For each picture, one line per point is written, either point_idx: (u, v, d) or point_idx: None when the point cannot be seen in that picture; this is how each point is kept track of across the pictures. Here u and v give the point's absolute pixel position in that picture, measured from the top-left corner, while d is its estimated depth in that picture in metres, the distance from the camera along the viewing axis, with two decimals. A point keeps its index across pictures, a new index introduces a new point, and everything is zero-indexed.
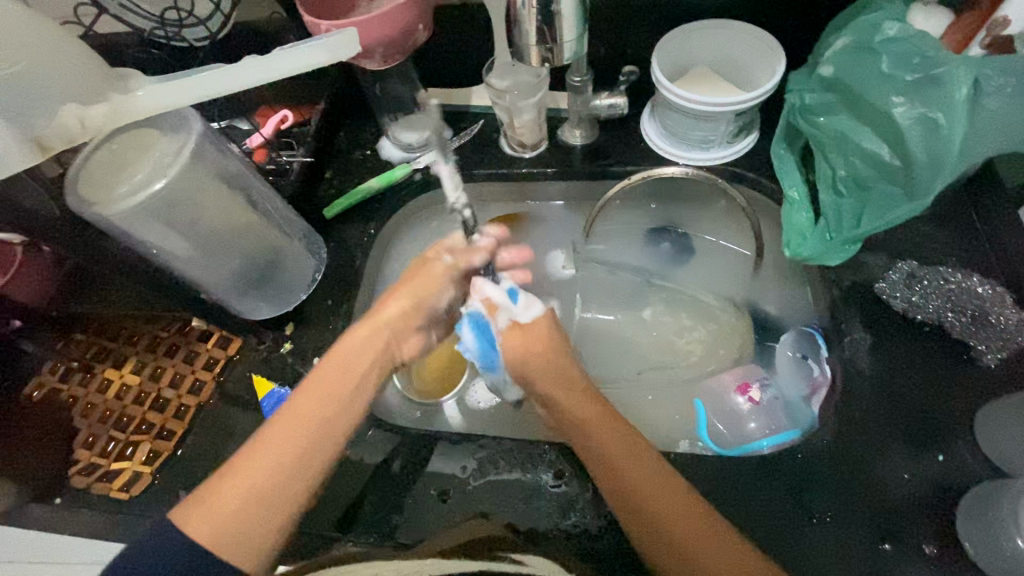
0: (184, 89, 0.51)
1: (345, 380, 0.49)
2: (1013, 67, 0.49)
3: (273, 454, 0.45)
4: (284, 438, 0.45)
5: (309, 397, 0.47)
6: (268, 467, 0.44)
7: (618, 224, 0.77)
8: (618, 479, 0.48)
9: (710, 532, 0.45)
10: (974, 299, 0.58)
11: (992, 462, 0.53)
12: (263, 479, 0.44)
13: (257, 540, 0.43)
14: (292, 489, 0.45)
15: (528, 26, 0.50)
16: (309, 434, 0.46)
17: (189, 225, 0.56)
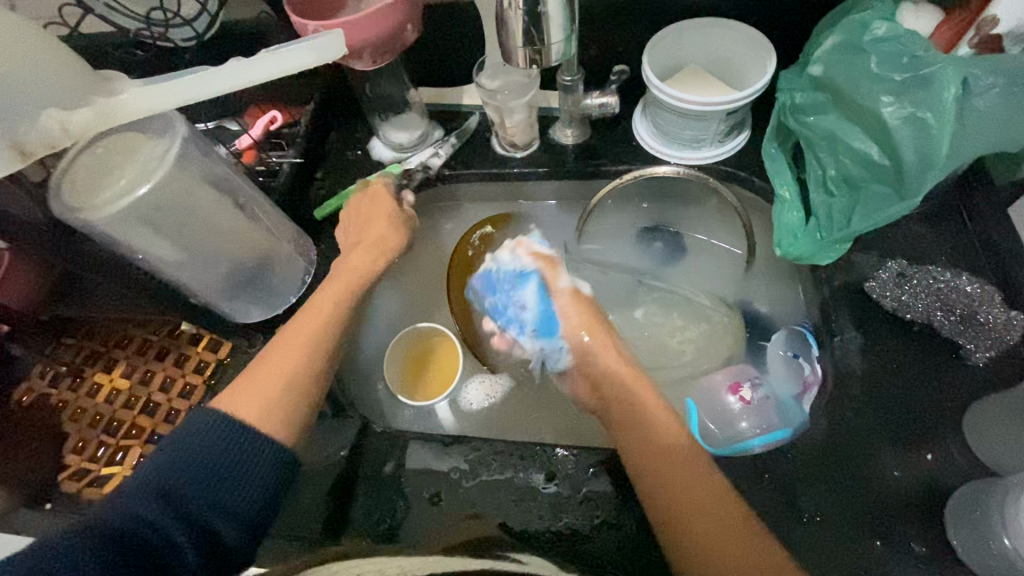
0: (168, 93, 0.50)
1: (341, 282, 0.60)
2: (999, 68, 0.50)
3: (287, 353, 0.54)
4: (295, 338, 0.55)
5: (321, 302, 0.58)
6: (281, 362, 0.53)
7: (613, 223, 0.77)
8: (640, 434, 0.52)
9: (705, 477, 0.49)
10: (963, 299, 0.58)
11: (981, 460, 0.53)
12: (279, 371, 0.52)
13: (284, 414, 0.51)
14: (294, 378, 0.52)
15: (515, 27, 0.50)
16: (321, 330, 0.56)
17: (177, 229, 0.56)
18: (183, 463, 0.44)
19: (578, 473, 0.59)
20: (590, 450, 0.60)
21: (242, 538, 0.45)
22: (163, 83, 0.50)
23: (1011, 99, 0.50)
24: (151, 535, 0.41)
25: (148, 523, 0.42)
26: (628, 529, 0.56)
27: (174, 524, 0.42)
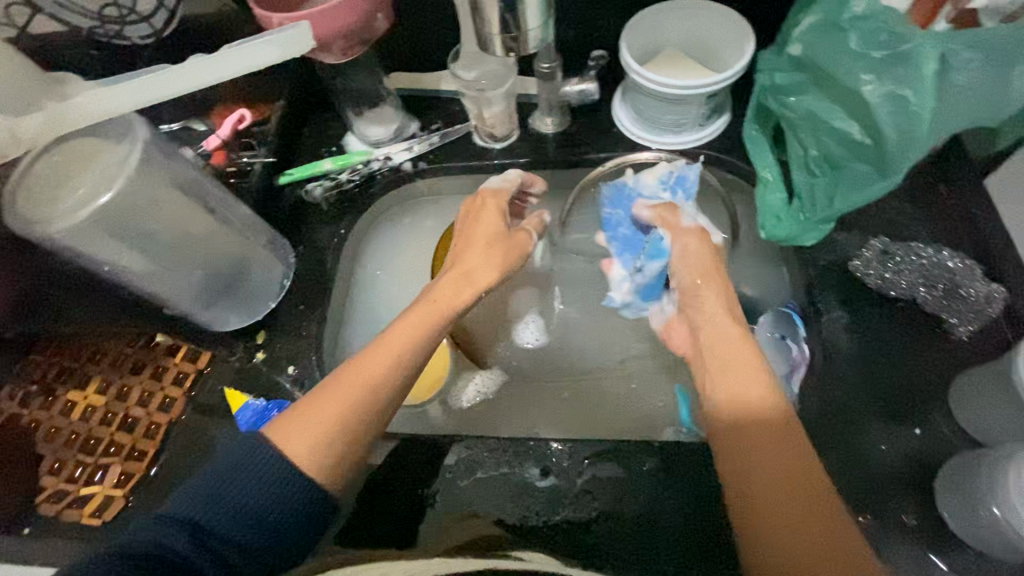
0: (122, 95, 0.47)
1: (458, 274, 0.54)
2: (979, 39, 0.48)
3: (381, 362, 0.46)
4: (365, 363, 0.46)
5: (403, 329, 0.49)
6: (342, 392, 0.44)
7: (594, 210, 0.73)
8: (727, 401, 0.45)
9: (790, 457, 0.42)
10: (946, 273, 0.59)
11: (967, 432, 0.54)
12: (338, 402, 0.44)
13: (321, 464, 0.42)
14: (377, 401, 0.45)
15: (490, 15, 0.48)
16: (383, 366, 0.46)
17: (143, 238, 0.53)
18: (232, 468, 0.40)
19: (574, 465, 0.59)
20: (585, 443, 0.60)
21: (290, 540, 0.41)
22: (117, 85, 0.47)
23: (990, 72, 0.50)
24: (192, 543, 0.37)
25: (186, 535, 0.37)
26: (626, 519, 0.56)
27: (213, 535, 0.38)
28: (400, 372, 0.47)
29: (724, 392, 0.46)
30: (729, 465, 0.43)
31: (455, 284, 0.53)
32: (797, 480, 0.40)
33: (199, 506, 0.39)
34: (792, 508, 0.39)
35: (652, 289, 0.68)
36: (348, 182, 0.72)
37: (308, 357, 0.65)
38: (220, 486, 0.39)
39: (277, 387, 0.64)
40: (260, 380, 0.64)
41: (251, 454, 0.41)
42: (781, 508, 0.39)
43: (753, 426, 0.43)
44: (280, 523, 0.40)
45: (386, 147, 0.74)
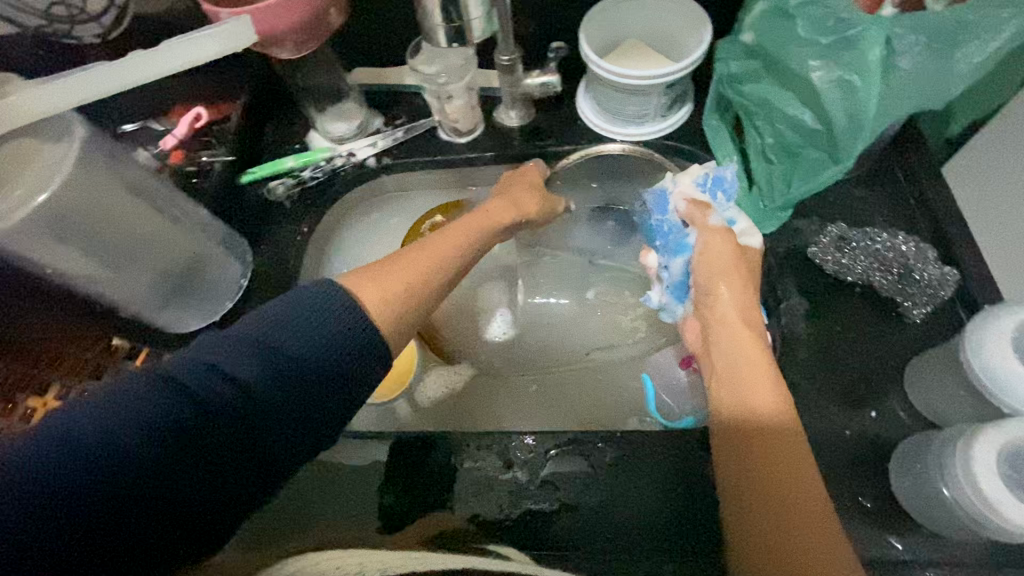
0: (61, 92, 0.46)
1: (479, 225, 0.53)
2: (922, 24, 0.49)
3: (454, 242, 0.50)
4: (436, 240, 0.50)
5: (467, 222, 0.53)
6: (420, 257, 0.47)
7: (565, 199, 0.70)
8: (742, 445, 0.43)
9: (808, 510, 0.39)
10: (899, 257, 0.60)
11: (922, 414, 0.55)
12: (417, 263, 0.47)
13: (402, 312, 0.44)
14: (441, 274, 0.48)
15: (431, 6, 0.47)
16: (454, 244, 0.50)
17: (88, 238, 0.53)
18: (281, 318, 0.39)
19: (538, 457, 0.59)
20: (549, 434, 0.60)
21: (328, 395, 0.40)
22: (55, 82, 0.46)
23: (933, 57, 0.50)
24: (223, 382, 0.37)
25: (219, 373, 0.37)
26: (590, 509, 0.56)
27: (247, 374, 0.37)
28: (466, 258, 0.51)
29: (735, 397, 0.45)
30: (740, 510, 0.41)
31: (478, 224, 0.53)
32: (800, 495, 0.39)
33: (256, 326, 0.39)
34: (794, 521, 0.39)
35: (680, 290, 0.58)
36: (311, 180, 0.72)
37: None
38: (276, 333, 0.38)
39: None
40: None
41: (311, 306, 0.40)
42: (781, 520, 0.39)
43: (760, 437, 0.42)
44: (324, 372, 0.39)
45: (349, 144, 0.73)
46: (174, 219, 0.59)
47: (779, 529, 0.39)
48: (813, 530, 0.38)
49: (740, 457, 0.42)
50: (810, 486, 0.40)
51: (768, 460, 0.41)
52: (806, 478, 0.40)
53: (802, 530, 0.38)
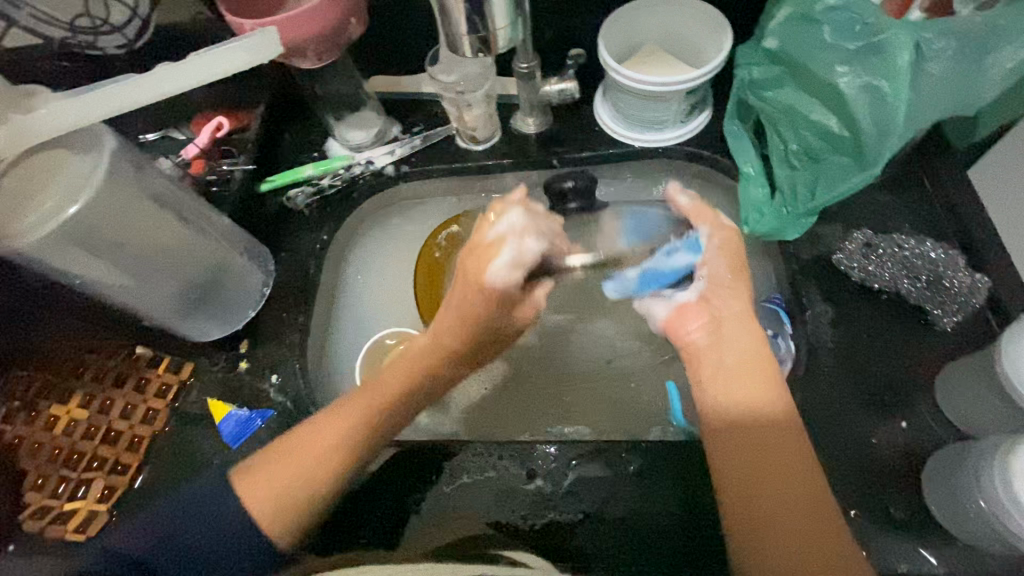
0: (90, 105, 0.47)
1: (403, 377, 0.54)
2: (952, 29, 0.49)
3: (335, 429, 0.51)
4: (310, 433, 0.51)
5: (393, 369, 0.55)
6: (308, 457, 0.50)
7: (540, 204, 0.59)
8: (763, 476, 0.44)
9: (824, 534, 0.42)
10: (928, 264, 0.59)
11: (953, 424, 0.54)
12: (314, 450, 0.50)
13: (287, 512, 0.48)
14: (331, 465, 0.50)
15: (457, 17, 0.47)
16: (347, 430, 0.51)
17: (114, 248, 0.54)
18: (184, 517, 0.48)
19: (560, 467, 0.58)
20: (571, 444, 0.59)
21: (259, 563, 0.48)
22: (86, 94, 0.47)
23: (963, 62, 0.50)
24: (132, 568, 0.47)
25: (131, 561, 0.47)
26: (613, 521, 0.56)
27: (155, 560, 0.47)
28: (365, 440, 0.52)
29: (740, 401, 0.46)
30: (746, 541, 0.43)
31: (406, 363, 0.55)
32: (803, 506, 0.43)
33: (145, 547, 0.48)
34: (796, 528, 0.42)
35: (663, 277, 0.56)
36: (330, 187, 0.72)
37: (291, 365, 0.64)
38: (176, 525, 0.48)
39: (260, 395, 0.63)
40: (243, 389, 0.64)
41: (204, 510, 0.48)
42: (785, 531, 0.42)
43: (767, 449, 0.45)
44: (214, 561, 0.47)
45: (367, 152, 0.73)
46: (199, 229, 0.60)
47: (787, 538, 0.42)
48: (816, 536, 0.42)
49: (748, 464, 0.45)
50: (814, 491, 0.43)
51: (780, 472, 0.44)
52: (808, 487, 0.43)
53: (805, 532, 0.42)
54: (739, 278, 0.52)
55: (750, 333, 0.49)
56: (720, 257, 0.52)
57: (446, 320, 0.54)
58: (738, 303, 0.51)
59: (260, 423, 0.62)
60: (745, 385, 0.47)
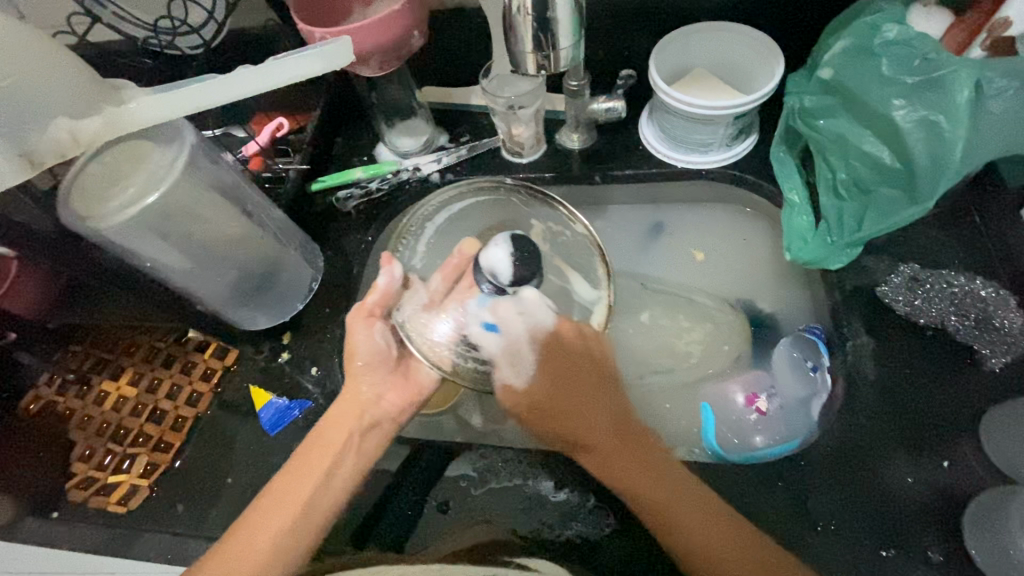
0: (176, 102, 0.51)
1: (317, 468, 0.54)
2: (1014, 70, 0.50)
3: (268, 526, 0.51)
4: (258, 517, 0.52)
5: (297, 470, 0.54)
6: (234, 553, 0.51)
7: (463, 281, 0.55)
8: (643, 496, 0.54)
9: (726, 524, 0.52)
10: (977, 302, 0.58)
11: (999, 469, 0.52)
12: (245, 543, 0.51)
13: None
14: (289, 551, 0.52)
15: (524, 33, 0.50)
16: (291, 507, 0.52)
17: (184, 237, 0.57)
18: None
19: (588, 481, 0.58)
20: None
21: None
22: (172, 91, 0.51)
23: None
24: None
25: None
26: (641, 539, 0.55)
27: None
28: (314, 516, 0.53)
29: (647, 496, 0.54)
30: (666, 530, 0.53)
31: (316, 456, 0.54)
32: (685, 492, 0.54)
33: None
34: (711, 539, 0.51)
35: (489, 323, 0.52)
36: (377, 191, 0.73)
37: (331, 360, 0.67)
38: None
39: (300, 385, 0.66)
40: (284, 379, 0.66)
41: None
42: (704, 553, 0.51)
43: (648, 481, 0.55)
44: None
45: (415, 158, 0.75)
46: (260, 222, 0.63)
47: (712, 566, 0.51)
48: (718, 517, 0.52)
49: (657, 483, 0.55)
50: (694, 492, 0.54)
51: (656, 508, 0.53)
52: (690, 493, 0.54)
53: (689, 529, 0.52)
54: (599, 390, 0.59)
55: (533, 406, 0.56)
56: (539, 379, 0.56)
57: (348, 406, 0.56)
58: (581, 399, 0.57)
59: (298, 413, 0.64)
60: (576, 397, 0.57)
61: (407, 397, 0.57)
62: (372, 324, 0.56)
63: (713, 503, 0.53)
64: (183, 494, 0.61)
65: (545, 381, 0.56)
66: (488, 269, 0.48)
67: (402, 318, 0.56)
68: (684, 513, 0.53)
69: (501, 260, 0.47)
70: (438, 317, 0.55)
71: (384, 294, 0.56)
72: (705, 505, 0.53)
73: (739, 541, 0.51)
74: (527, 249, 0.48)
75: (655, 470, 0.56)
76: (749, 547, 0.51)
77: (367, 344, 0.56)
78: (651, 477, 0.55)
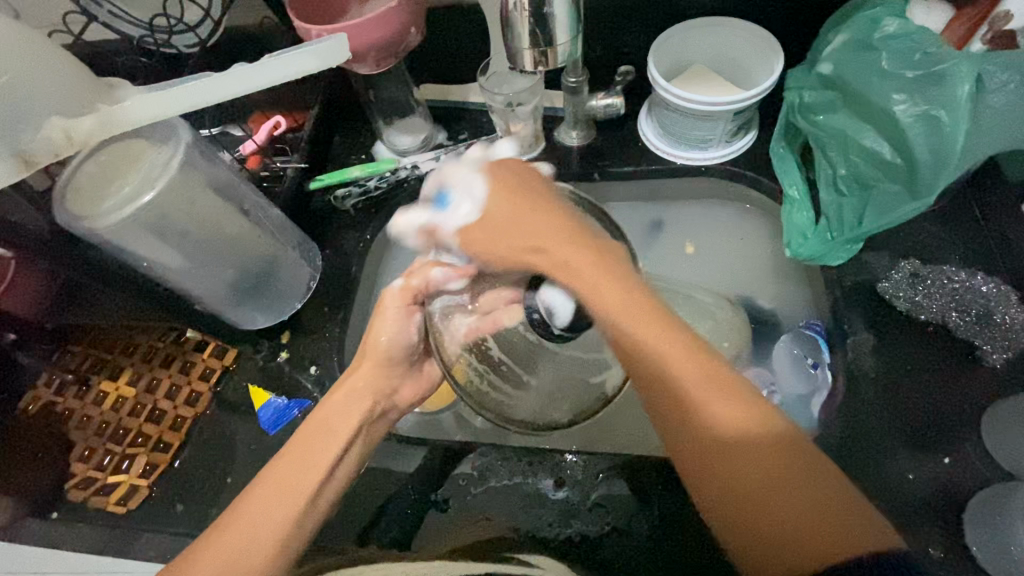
0: (171, 100, 0.50)
1: (318, 460, 0.48)
2: (1015, 63, 0.49)
3: (268, 519, 0.45)
4: (255, 513, 0.45)
5: (296, 460, 0.47)
6: (222, 556, 0.44)
7: (501, 290, 0.47)
8: (733, 468, 0.37)
9: (787, 474, 0.36)
10: (979, 298, 0.58)
11: (1001, 465, 0.52)
12: (232, 548, 0.44)
13: None
14: (290, 543, 0.45)
15: (521, 29, 0.49)
16: (292, 499, 0.46)
17: (181, 237, 0.57)
18: None
19: (587, 479, 0.58)
20: (601, 456, 0.58)
21: None
22: (167, 90, 0.50)
23: None
24: None
25: None
26: (640, 537, 0.55)
27: None
28: (315, 514, 0.48)
29: (709, 408, 0.38)
30: (730, 509, 0.37)
31: (318, 445, 0.48)
32: (748, 441, 0.37)
33: None
34: (764, 484, 0.36)
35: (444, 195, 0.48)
36: (376, 189, 0.73)
37: (329, 359, 0.66)
38: None
39: (299, 384, 0.66)
40: (283, 378, 0.66)
41: None
42: (742, 520, 0.37)
43: (708, 442, 0.38)
44: None
45: (412, 156, 0.75)
46: (257, 221, 0.63)
47: (753, 499, 0.36)
48: (788, 496, 0.36)
49: (734, 465, 0.37)
50: (760, 444, 0.37)
51: (712, 446, 0.38)
52: (774, 443, 0.37)
53: (774, 505, 0.36)
54: (543, 212, 0.45)
55: (582, 295, 0.41)
56: (497, 212, 0.46)
57: (361, 395, 0.51)
58: (550, 228, 0.43)
59: (297, 413, 0.64)
60: (612, 309, 0.40)
61: (418, 392, 0.55)
62: (411, 313, 0.51)
63: (783, 447, 0.37)
64: (182, 494, 0.61)
65: (502, 207, 0.46)
66: (545, 301, 0.42)
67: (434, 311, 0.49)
68: (759, 506, 0.36)
69: (563, 301, 0.42)
70: (464, 315, 0.48)
71: (427, 280, 0.49)
72: (777, 485, 0.36)
73: (785, 472, 0.36)
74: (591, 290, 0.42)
75: (735, 437, 0.37)
76: (817, 511, 0.36)
77: (392, 329, 0.51)
78: (769, 458, 0.37)
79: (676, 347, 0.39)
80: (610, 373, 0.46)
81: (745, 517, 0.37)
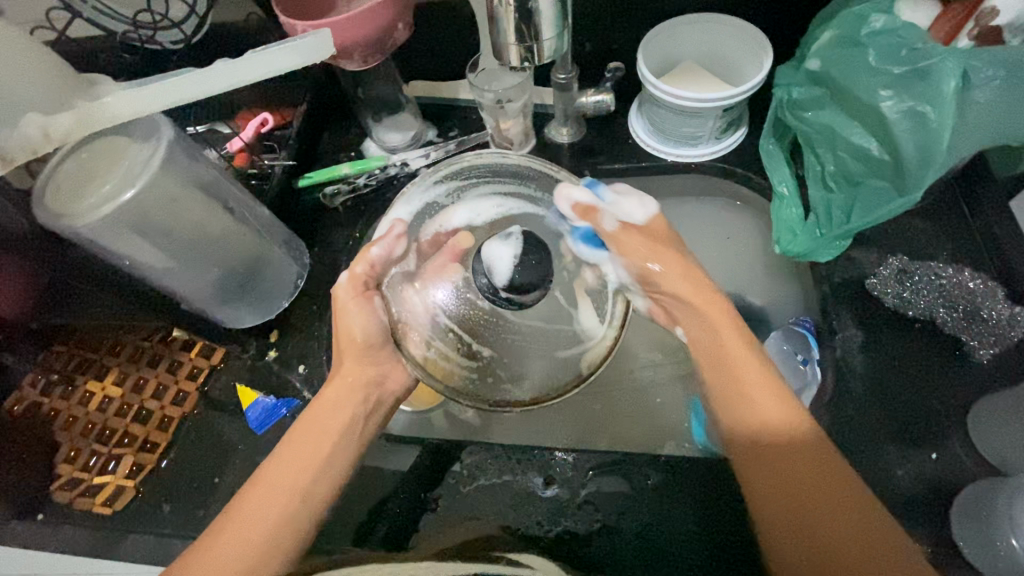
0: (153, 96, 0.50)
1: (313, 455, 0.50)
2: (1002, 59, 0.49)
3: (267, 512, 0.47)
4: (250, 506, 0.47)
5: (290, 456, 0.50)
6: (225, 547, 0.46)
7: (438, 260, 0.48)
8: (769, 469, 0.46)
9: (830, 490, 0.43)
10: (965, 293, 0.58)
11: (988, 461, 0.52)
12: (230, 544, 0.46)
13: None
14: (287, 539, 0.47)
15: (507, 26, 0.49)
16: (287, 491, 0.48)
17: (164, 235, 0.56)
18: None
19: (577, 476, 0.58)
20: (592, 453, 0.58)
21: None
22: (148, 86, 0.50)
23: (1013, 90, 0.50)
24: None
25: None
26: (629, 533, 0.55)
27: None
28: (309, 505, 0.49)
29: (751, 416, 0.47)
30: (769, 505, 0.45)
31: (312, 439, 0.51)
32: (796, 460, 0.45)
33: None
34: (802, 497, 0.44)
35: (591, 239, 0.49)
36: (365, 186, 0.73)
37: (319, 357, 0.66)
38: None
39: (287, 383, 0.65)
40: (272, 377, 0.66)
41: None
42: (788, 523, 0.44)
43: (764, 449, 0.46)
44: None
45: (402, 153, 0.74)
46: (243, 219, 0.62)
47: (789, 503, 0.44)
48: (820, 509, 0.43)
49: (775, 475, 0.45)
50: (808, 458, 0.45)
51: (766, 454, 0.46)
52: (821, 465, 0.44)
53: (813, 509, 0.43)
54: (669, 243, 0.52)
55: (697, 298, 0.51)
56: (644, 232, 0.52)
57: (353, 385, 0.53)
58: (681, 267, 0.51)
59: (284, 412, 0.63)
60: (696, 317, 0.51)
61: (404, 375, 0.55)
62: (369, 300, 0.51)
63: (834, 470, 0.44)
64: (169, 495, 0.61)
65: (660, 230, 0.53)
66: (486, 262, 0.43)
67: (387, 289, 0.50)
68: (800, 507, 0.44)
69: (502, 258, 0.42)
70: (413, 289, 0.48)
71: (371, 263, 0.49)
72: (811, 504, 0.43)
73: (823, 484, 0.44)
74: (536, 250, 0.43)
75: (787, 450, 0.45)
76: (853, 523, 0.42)
77: (360, 320, 0.51)
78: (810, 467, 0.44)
79: (747, 359, 0.49)
80: (580, 346, 0.45)
81: (784, 514, 0.44)
